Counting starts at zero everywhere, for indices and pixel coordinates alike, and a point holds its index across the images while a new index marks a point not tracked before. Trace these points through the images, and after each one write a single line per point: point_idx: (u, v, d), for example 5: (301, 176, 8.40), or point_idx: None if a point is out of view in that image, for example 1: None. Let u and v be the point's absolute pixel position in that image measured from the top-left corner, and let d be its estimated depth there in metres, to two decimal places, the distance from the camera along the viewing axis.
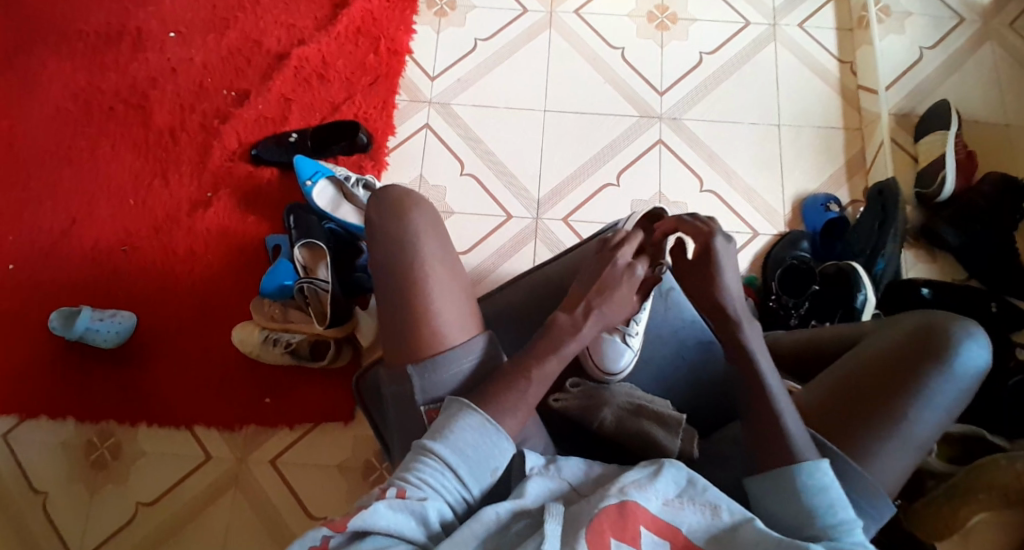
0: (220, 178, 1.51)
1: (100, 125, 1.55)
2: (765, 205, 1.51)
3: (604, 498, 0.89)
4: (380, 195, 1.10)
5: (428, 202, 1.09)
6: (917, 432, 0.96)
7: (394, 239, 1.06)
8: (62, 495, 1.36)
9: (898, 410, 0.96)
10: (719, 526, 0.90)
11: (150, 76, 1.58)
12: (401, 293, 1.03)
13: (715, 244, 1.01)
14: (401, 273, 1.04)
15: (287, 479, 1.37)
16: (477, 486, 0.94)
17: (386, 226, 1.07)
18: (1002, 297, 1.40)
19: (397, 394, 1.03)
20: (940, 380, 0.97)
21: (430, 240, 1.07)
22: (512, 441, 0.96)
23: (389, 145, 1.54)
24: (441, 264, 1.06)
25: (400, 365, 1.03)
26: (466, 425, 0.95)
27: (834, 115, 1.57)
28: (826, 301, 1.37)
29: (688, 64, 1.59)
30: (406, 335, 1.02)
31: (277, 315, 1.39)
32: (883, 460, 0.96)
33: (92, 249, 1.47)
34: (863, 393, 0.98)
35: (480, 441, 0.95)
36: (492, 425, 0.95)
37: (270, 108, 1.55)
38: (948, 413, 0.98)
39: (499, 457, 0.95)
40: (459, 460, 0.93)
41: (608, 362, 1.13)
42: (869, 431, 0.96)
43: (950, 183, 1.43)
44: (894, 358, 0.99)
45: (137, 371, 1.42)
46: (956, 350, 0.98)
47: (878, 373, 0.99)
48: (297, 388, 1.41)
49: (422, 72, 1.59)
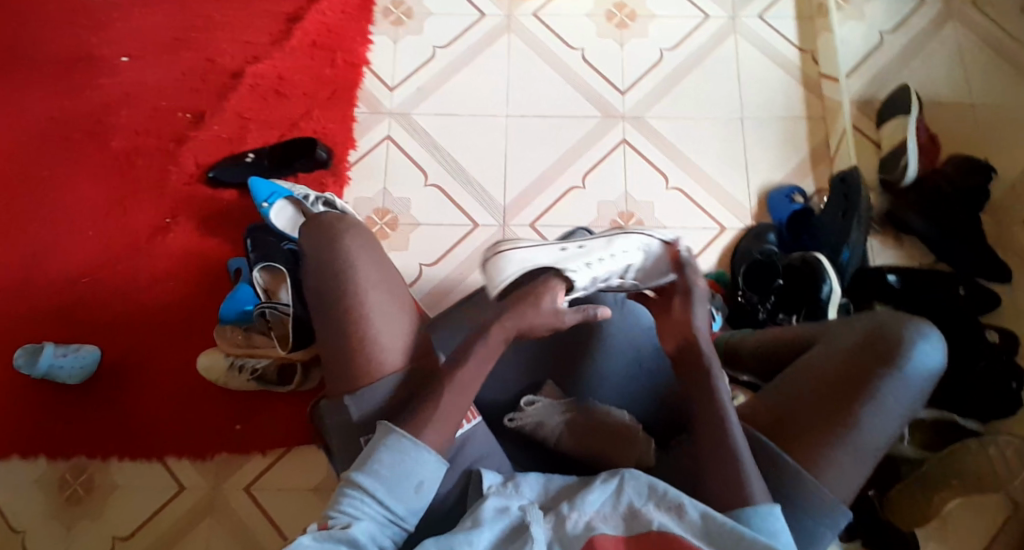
0: (179, 202, 1.49)
1: (55, 153, 1.52)
2: (729, 199, 1.50)
3: (572, 538, 0.88)
4: (311, 222, 1.11)
5: (361, 226, 1.09)
6: (869, 440, 0.98)
7: (330, 268, 1.06)
8: (34, 534, 1.34)
9: (853, 417, 0.98)
10: (693, 525, 0.89)
11: (104, 102, 1.56)
12: (343, 319, 1.03)
13: (694, 291, 1.07)
14: (340, 301, 1.04)
15: (263, 506, 1.35)
16: (404, 505, 0.92)
17: (319, 254, 1.07)
18: (971, 279, 1.39)
19: (340, 424, 1.03)
20: (892, 386, 0.99)
21: (365, 263, 1.07)
22: (429, 451, 0.95)
23: (349, 159, 1.52)
24: (378, 288, 1.06)
25: (342, 392, 1.03)
26: (384, 444, 0.94)
27: (797, 104, 1.56)
28: (792, 294, 1.33)
29: (648, 61, 1.58)
30: (348, 362, 1.03)
31: (241, 340, 1.37)
32: (839, 468, 0.97)
33: (52, 281, 1.45)
34: (814, 404, 1.00)
35: (397, 459, 0.93)
36: (408, 441, 0.94)
37: (227, 128, 1.53)
38: (900, 419, 0.99)
39: (421, 472, 0.93)
40: (379, 481, 0.92)
41: (668, 269, 1.10)
42: (826, 440, 0.98)
43: (912, 168, 1.41)
44: (847, 366, 1.00)
45: (103, 402, 1.40)
46: (907, 351, 1.00)
47: (834, 377, 1.00)
48: (263, 411, 1.39)
49: (381, 82, 1.57)
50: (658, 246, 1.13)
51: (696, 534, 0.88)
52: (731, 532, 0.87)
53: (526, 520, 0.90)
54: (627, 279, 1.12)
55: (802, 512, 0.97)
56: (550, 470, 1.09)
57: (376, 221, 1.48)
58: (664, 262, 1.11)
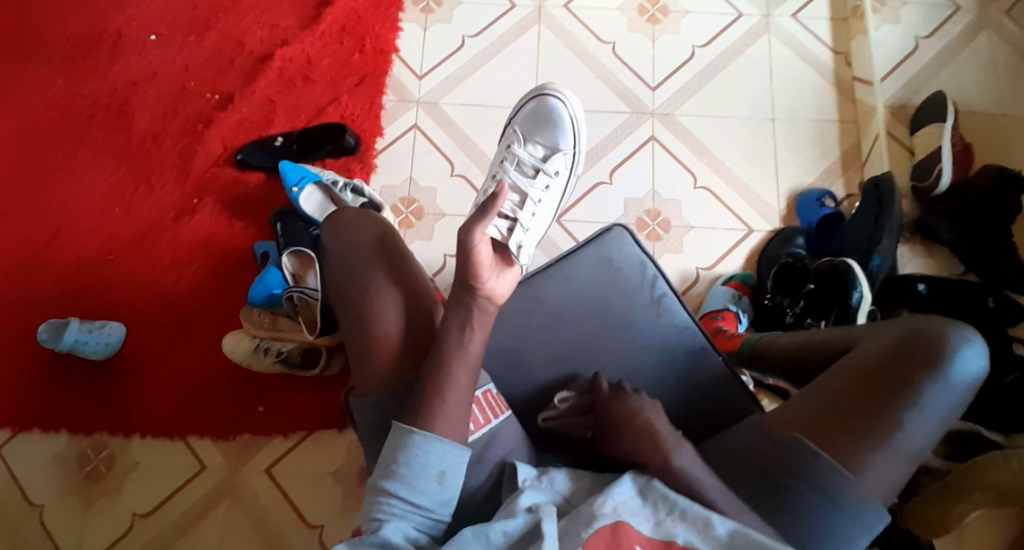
0: (205, 183, 1.50)
1: (82, 131, 1.53)
2: (758, 200, 1.49)
3: (597, 518, 0.88)
4: (333, 217, 1.12)
5: (381, 224, 1.10)
6: (911, 443, 0.97)
7: (349, 265, 1.07)
8: (55, 508, 1.35)
9: (896, 419, 0.97)
10: (716, 537, 0.88)
11: (131, 81, 1.56)
12: (363, 316, 1.04)
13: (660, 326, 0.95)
14: (360, 297, 1.05)
15: (284, 489, 1.36)
16: (430, 499, 0.92)
17: (339, 251, 1.08)
18: (1000, 291, 1.37)
19: (367, 419, 1.02)
20: (936, 389, 0.98)
21: (383, 262, 1.07)
22: (442, 439, 0.94)
23: (377, 147, 1.52)
24: (397, 285, 1.05)
25: (367, 387, 1.03)
26: (398, 444, 0.94)
27: (829, 107, 1.54)
28: (821, 299, 1.33)
29: (679, 58, 1.57)
30: (370, 358, 1.03)
31: (267, 323, 1.37)
32: (878, 470, 0.96)
33: (78, 258, 1.46)
34: (857, 404, 0.99)
35: (412, 455, 0.93)
36: (419, 435, 0.94)
37: (254, 111, 1.53)
38: (941, 423, 0.98)
39: (438, 462, 0.93)
40: (401, 480, 0.92)
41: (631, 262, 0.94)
42: (868, 441, 0.97)
43: (948, 176, 1.41)
44: (890, 368, 0.99)
45: (125, 381, 1.40)
46: (951, 355, 0.99)
47: (878, 378, 0.99)
48: (286, 395, 1.40)
49: (409, 71, 1.57)
50: (520, 118, 1.29)
51: (724, 547, 0.88)
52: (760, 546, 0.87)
53: (540, 520, 0.88)
54: (545, 163, 1.25)
55: (831, 506, 0.96)
56: (588, 465, 1.08)
57: (402, 210, 1.48)
58: (540, 115, 1.28)
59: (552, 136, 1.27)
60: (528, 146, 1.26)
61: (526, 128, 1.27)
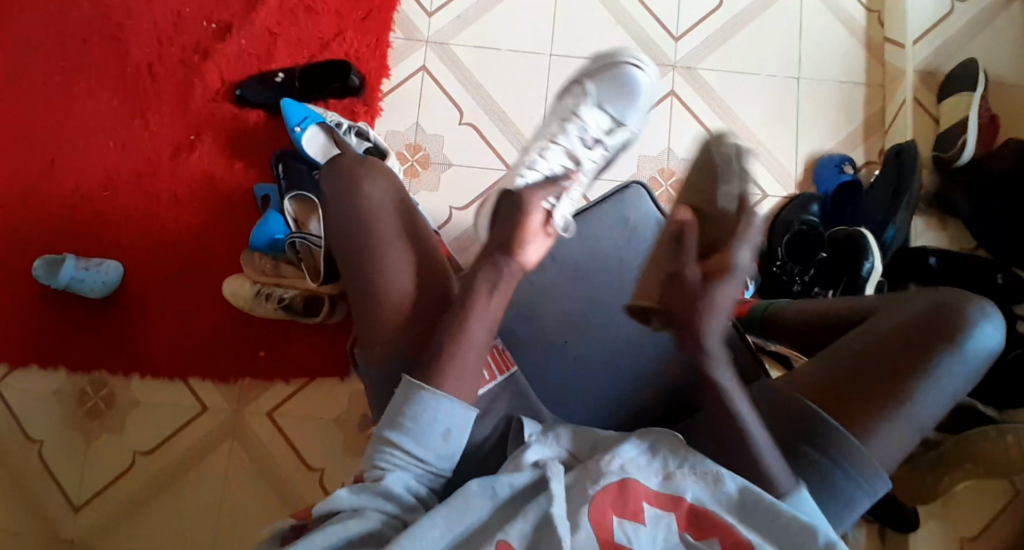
0: (204, 118, 1.43)
1: (73, 56, 1.45)
2: (775, 163, 1.45)
3: (605, 474, 0.87)
4: (331, 166, 1.05)
5: (385, 178, 1.04)
6: (921, 413, 0.97)
7: (353, 223, 1.01)
8: (55, 445, 1.35)
9: (908, 389, 0.96)
10: (725, 497, 0.87)
11: (123, 3, 1.47)
12: (369, 283, 1.00)
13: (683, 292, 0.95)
14: (366, 260, 1.00)
15: (286, 433, 1.37)
16: (435, 455, 0.91)
17: (341, 207, 1.02)
18: (1009, 268, 1.36)
19: (374, 386, 1.01)
20: (950, 362, 0.98)
21: (390, 221, 1.02)
22: (451, 398, 0.91)
23: (383, 88, 1.45)
24: (406, 247, 1.02)
25: (375, 353, 1.00)
26: (406, 398, 0.92)
27: (856, 69, 1.49)
28: (831, 269, 1.32)
29: (705, 8, 1.49)
30: (378, 325, 1.00)
31: (268, 269, 1.35)
32: (887, 437, 0.96)
33: (73, 191, 1.41)
34: (872, 370, 0.98)
35: (420, 410, 0.91)
36: (428, 391, 0.91)
37: (254, 42, 1.45)
38: (951, 396, 0.98)
39: (445, 420, 0.91)
40: (406, 434, 0.90)
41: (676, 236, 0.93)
42: (879, 408, 0.96)
43: (970, 148, 1.37)
44: (907, 337, 0.99)
45: (123, 322, 1.38)
46: (969, 330, 0.99)
47: (894, 347, 0.99)
48: (287, 341, 1.39)
49: (418, 7, 1.48)
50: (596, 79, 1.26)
51: (733, 505, 0.86)
52: (764, 509, 0.85)
53: (547, 475, 0.87)
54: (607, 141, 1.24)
55: (840, 475, 0.95)
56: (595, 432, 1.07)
57: (408, 157, 1.43)
58: (622, 81, 1.26)
59: (620, 107, 1.25)
60: (599, 112, 1.24)
61: (601, 89, 1.25)
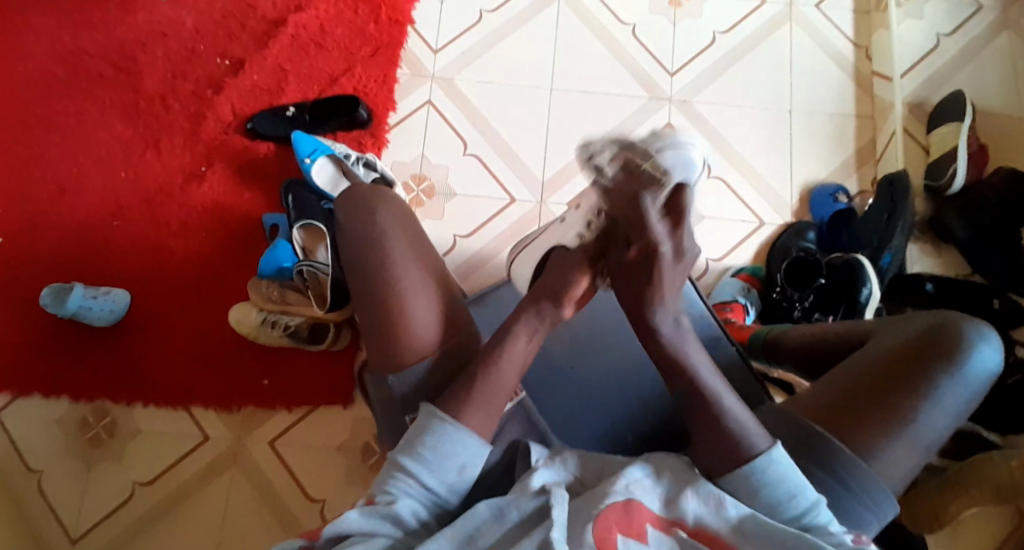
0: (214, 149, 1.47)
1: (88, 90, 1.49)
2: (771, 192, 1.49)
3: (610, 494, 0.85)
4: (348, 193, 1.08)
5: (398, 201, 1.07)
6: (925, 432, 0.96)
7: (367, 244, 1.04)
8: (55, 472, 1.34)
9: (912, 407, 0.96)
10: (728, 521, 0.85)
11: (138, 40, 1.52)
12: (378, 298, 1.01)
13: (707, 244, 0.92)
14: (376, 278, 1.02)
15: (287, 462, 1.36)
16: (447, 489, 0.90)
17: (354, 232, 1.05)
18: (1005, 293, 1.37)
19: (382, 397, 1.02)
20: (953, 382, 0.97)
21: (401, 242, 1.04)
22: (473, 435, 0.91)
23: (389, 121, 1.49)
24: (419, 268, 1.04)
25: (383, 368, 1.01)
26: (426, 428, 0.91)
27: (847, 101, 1.53)
28: (830, 295, 1.32)
29: (700, 44, 1.55)
30: (388, 341, 1.00)
31: (275, 296, 1.36)
32: (891, 456, 0.95)
33: (82, 220, 1.43)
34: (875, 390, 0.98)
35: (440, 442, 0.90)
36: (451, 424, 0.91)
37: (265, 78, 1.50)
38: (955, 416, 0.98)
39: (463, 455, 0.90)
40: (423, 464, 0.89)
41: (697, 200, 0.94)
42: (883, 426, 0.96)
43: (961, 176, 1.41)
44: (910, 357, 0.99)
45: (128, 348, 1.39)
46: (970, 349, 0.99)
47: (896, 366, 0.98)
48: (291, 368, 1.39)
49: (423, 44, 1.54)
50: None
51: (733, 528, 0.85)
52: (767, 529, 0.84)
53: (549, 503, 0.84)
54: None
55: (845, 491, 0.95)
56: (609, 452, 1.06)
57: (413, 187, 1.46)
58: None
59: None
60: None
61: None
